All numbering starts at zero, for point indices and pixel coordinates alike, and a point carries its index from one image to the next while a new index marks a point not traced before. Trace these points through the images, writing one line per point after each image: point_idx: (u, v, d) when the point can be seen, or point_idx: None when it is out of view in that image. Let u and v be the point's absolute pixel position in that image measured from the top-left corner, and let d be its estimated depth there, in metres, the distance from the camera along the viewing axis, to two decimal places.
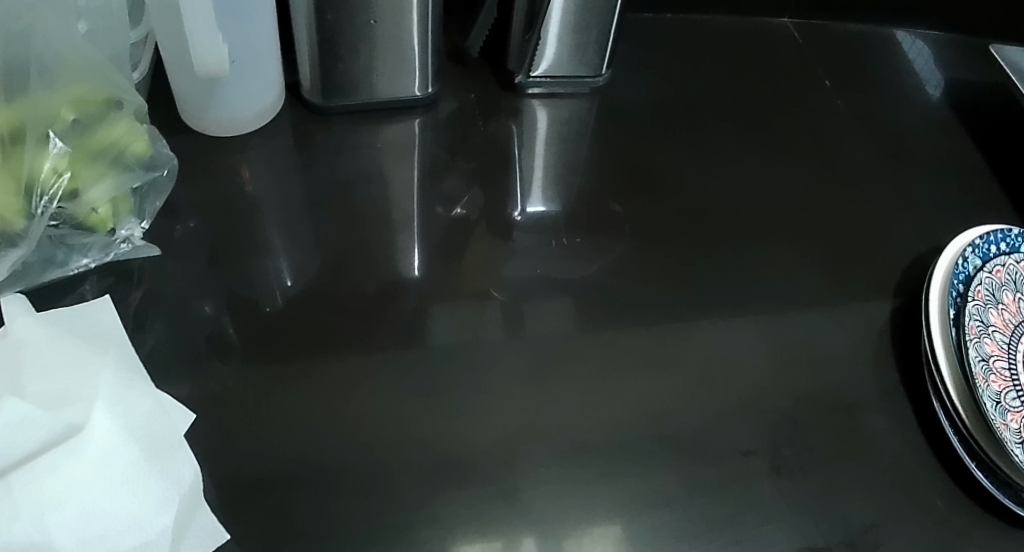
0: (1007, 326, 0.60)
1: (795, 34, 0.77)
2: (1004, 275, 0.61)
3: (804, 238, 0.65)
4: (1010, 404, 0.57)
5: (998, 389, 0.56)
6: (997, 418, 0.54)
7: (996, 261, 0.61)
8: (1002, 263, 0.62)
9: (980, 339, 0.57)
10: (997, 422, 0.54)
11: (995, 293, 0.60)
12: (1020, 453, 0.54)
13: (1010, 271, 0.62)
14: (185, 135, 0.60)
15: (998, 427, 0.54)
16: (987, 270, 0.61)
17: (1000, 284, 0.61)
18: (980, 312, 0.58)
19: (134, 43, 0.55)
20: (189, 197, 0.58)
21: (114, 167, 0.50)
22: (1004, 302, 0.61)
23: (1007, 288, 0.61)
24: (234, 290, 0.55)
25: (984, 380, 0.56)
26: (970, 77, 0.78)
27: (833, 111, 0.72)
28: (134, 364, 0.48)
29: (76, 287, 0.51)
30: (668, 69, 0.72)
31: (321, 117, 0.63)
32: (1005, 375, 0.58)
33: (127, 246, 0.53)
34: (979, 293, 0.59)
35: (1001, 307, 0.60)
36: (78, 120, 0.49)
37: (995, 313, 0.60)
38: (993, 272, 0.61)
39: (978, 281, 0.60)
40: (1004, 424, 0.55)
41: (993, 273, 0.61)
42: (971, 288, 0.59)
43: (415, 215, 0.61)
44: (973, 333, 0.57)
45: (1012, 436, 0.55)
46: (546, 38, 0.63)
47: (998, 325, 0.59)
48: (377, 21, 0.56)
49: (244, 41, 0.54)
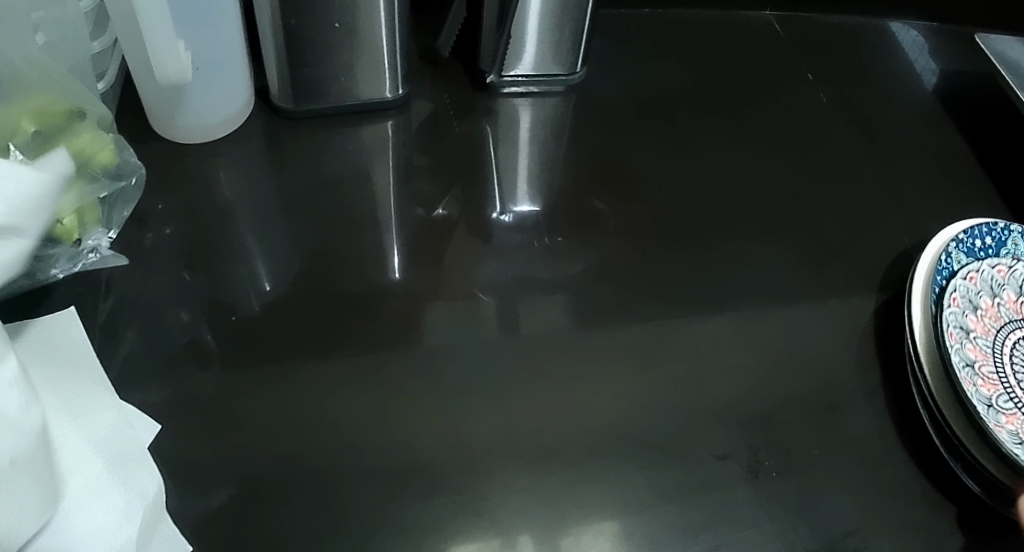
0: (987, 332, 0.58)
1: (776, 27, 0.76)
2: (982, 280, 0.60)
3: (788, 235, 0.63)
4: (1002, 406, 0.55)
5: (988, 395, 0.55)
6: (990, 423, 0.53)
7: (970, 267, 0.59)
8: (976, 268, 0.60)
9: (962, 347, 0.56)
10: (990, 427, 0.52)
11: (975, 298, 0.59)
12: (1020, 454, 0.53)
13: (988, 273, 0.60)
14: (154, 143, 0.59)
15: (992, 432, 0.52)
16: (962, 276, 0.59)
17: (980, 288, 0.60)
18: (959, 319, 0.57)
19: (98, 53, 0.55)
20: (163, 205, 0.58)
21: (79, 178, 0.50)
22: (983, 306, 0.59)
23: (985, 293, 0.60)
24: (204, 298, 0.54)
25: (974, 389, 0.54)
26: (955, 68, 0.76)
27: (815, 104, 0.71)
28: (99, 377, 0.48)
29: (46, 297, 0.52)
30: (646, 65, 0.71)
31: (291, 122, 0.63)
32: (993, 378, 0.56)
33: (95, 255, 0.53)
34: (957, 302, 0.58)
35: (981, 311, 0.59)
36: (39, 132, 0.48)
37: (975, 318, 0.58)
38: (970, 278, 0.59)
39: (956, 288, 0.58)
40: (1000, 431, 0.53)
41: (968, 279, 0.59)
42: (950, 296, 0.57)
43: (392, 216, 0.61)
44: (955, 341, 0.56)
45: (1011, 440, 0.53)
46: (516, 37, 0.62)
47: (979, 329, 0.58)
48: (341, 24, 0.55)
49: (207, 48, 0.54)
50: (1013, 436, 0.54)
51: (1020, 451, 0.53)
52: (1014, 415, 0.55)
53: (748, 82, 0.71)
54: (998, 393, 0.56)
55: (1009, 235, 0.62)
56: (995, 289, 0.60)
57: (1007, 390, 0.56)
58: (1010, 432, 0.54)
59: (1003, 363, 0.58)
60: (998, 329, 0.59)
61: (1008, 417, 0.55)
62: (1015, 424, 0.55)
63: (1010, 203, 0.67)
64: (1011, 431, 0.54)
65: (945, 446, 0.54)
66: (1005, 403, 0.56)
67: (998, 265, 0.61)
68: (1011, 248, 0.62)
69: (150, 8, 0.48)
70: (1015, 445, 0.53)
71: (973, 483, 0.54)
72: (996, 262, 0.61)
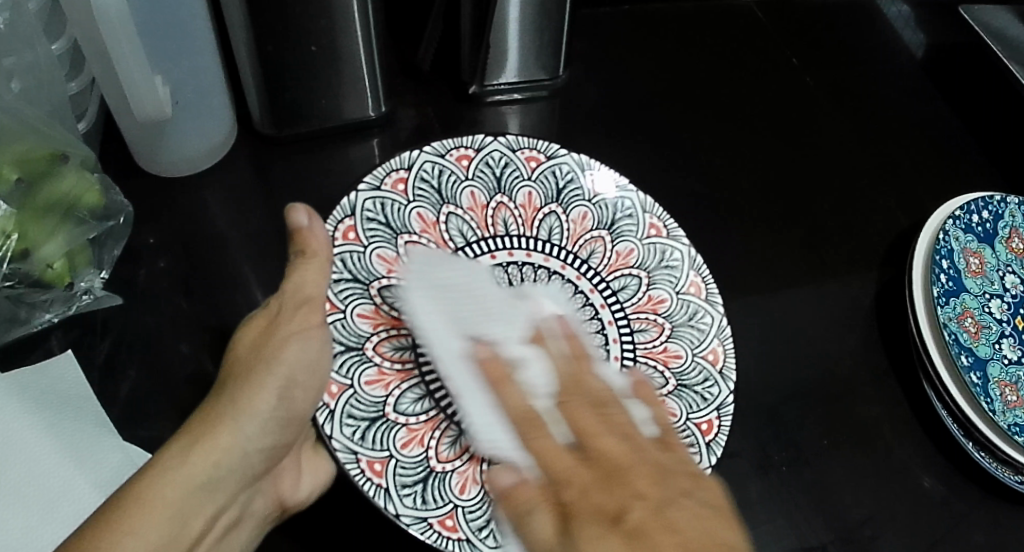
0: (530, 223, 0.57)
1: (759, 14, 0.74)
2: (404, 182, 0.54)
3: (790, 224, 0.62)
4: (613, 333, 0.55)
5: (364, 348, 0.50)
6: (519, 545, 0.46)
7: (454, 144, 0.56)
8: (466, 145, 0.56)
9: (365, 270, 0.52)
10: None
11: (445, 181, 0.56)
12: None
13: (483, 156, 0.56)
14: (138, 178, 0.58)
15: None
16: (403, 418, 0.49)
17: (487, 175, 0.57)
18: (388, 207, 0.53)
19: (76, 93, 0.55)
20: (154, 239, 0.56)
21: (66, 221, 0.51)
22: (512, 198, 0.57)
23: (529, 188, 0.57)
24: (201, 330, 0.53)
25: (396, 494, 0.45)
26: (942, 41, 0.76)
27: (802, 89, 0.70)
28: (101, 419, 0.49)
29: (43, 342, 0.52)
30: (632, 59, 0.69)
31: (275, 144, 0.60)
32: (414, 386, 0.50)
33: (88, 297, 0.52)
34: (337, 236, 0.51)
35: (567, 224, 0.57)
36: (22, 179, 0.49)
37: (564, 225, 0.57)
38: (449, 164, 0.56)
39: (467, 187, 0.56)
40: None
41: (451, 157, 0.56)
42: (387, 172, 0.54)
43: None
44: (334, 312, 0.50)
45: (417, 521, 0.45)
46: (497, 47, 0.59)
47: (477, 212, 0.56)
48: (318, 47, 0.54)
49: (186, 81, 0.54)
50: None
51: None
52: (442, 439, 0.49)
53: (738, 73, 0.70)
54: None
55: (1005, 208, 0.62)
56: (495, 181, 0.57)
57: (420, 396, 0.50)
58: (620, 356, 0.54)
59: (573, 292, 0.56)
60: (540, 234, 0.57)
61: None
62: None
63: (989, 182, 0.68)
64: (644, 363, 0.54)
65: (956, 426, 0.54)
66: (628, 295, 0.56)
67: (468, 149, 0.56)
68: (1008, 221, 0.62)
69: (122, 45, 0.48)
70: None
71: (990, 459, 0.53)
72: (511, 149, 0.57)
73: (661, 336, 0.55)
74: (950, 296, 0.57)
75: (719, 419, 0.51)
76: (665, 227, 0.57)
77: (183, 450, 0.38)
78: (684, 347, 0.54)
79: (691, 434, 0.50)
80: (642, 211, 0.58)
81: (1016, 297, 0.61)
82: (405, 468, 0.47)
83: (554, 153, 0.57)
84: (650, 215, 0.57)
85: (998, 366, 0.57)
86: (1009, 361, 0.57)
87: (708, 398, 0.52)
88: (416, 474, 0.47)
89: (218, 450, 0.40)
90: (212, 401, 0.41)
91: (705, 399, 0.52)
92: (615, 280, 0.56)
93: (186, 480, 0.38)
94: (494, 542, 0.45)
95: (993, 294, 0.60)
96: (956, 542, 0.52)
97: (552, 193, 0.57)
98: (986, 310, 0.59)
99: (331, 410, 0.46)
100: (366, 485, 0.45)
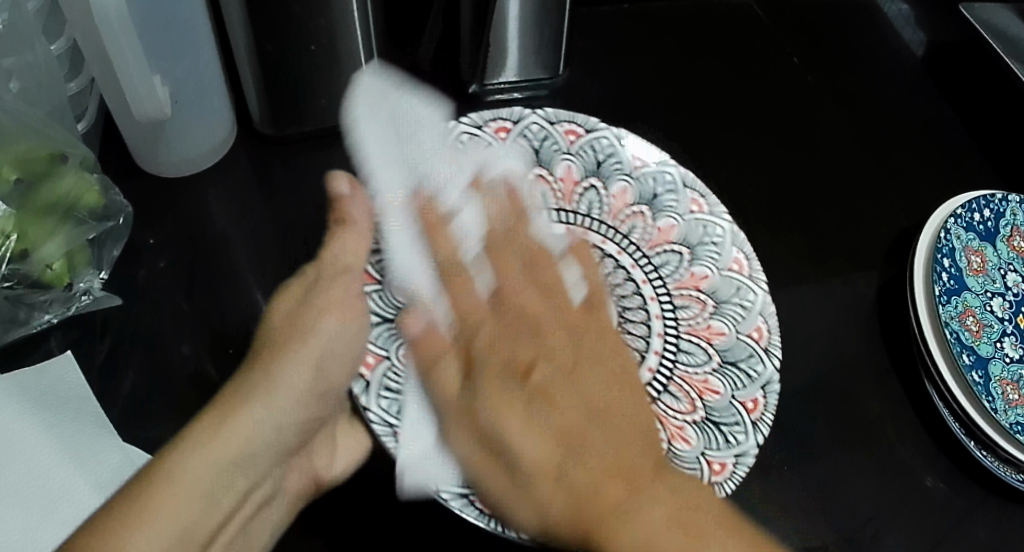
0: (570, 199, 0.56)
1: (759, 13, 0.73)
2: None
3: (791, 223, 0.62)
4: (655, 308, 0.54)
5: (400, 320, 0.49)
6: None
7: (492, 118, 0.56)
8: (503, 121, 0.57)
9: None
10: None
11: None
12: None
13: (520, 129, 0.57)
14: (138, 179, 0.58)
15: None
16: None
17: (525, 148, 0.56)
18: None
19: (75, 94, 0.55)
20: (155, 239, 0.56)
21: (65, 221, 0.50)
22: (552, 173, 0.57)
23: (570, 161, 0.57)
24: (202, 331, 0.53)
25: None
26: (942, 39, 0.76)
27: (803, 88, 0.70)
28: (101, 419, 0.48)
29: (42, 343, 0.51)
30: (633, 58, 0.69)
31: (275, 145, 0.60)
32: None
33: (88, 297, 0.52)
34: None
35: (607, 199, 0.57)
36: (21, 179, 0.49)
37: (605, 199, 0.57)
38: (486, 136, 0.56)
39: None
40: None
41: (489, 129, 0.56)
42: None
43: None
44: (372, 283, 0.50)
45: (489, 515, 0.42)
46: (497, 45, 0.59)
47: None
48: (318, 46, 0.53)
49: (186, 81, 0.54)
50: (664, 386, 0.51)
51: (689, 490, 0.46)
52: None
53: (737, 71, 0.70)
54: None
55: (1007, 206, 0.62)
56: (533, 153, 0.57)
57: None
58: (664, 331, 0.53)
59: (612, 266, 0.55)
60: (580, 210, 0.56)
61: (649, 356, 0.52)
62: (688, 436, 0.48)
63: (990, 180, 0.68)
64: (688, 340, 0.52)
65: (958, 425, 0.54)
66: (670, 271, 0.55)
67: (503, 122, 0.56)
68: (1009, 219, 0.62)
69: (120, 45, 0.48)
70: None
71: (992, 458, 0.53)
72: (550, 123, 0.57)
73: (704, 312, 0.53)
74: (952, 295, 0.57)
75: (765, 398, 0.49)
76: (707, 203, 0.56)
77: (212, 428, 0.42)
78: (728, 325, 0.52)
79: (738, 413, 0.48)
80: (683, 185, 0.57)
81: (1018, 295, 0.60)
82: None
83: (592, 127, 0.58)
84: (690, 191, 0.57)
85: (1000, 364, 0.56)
86: (1011, 360, 0.57)
87: (752, 375, 0.50)
88: None
89: (249, 424, 0.43)
90: (236, 385, 0.44)
91: (750, 376, 0.50)
92: (658, 255, 0.55)
93: (215, 456, 0.41)
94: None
95: (995, 293, 0.59)
96: (960, 540, 0.52)
97: (592, 167, 0.57)
98: (988, 309, 0.58)
99: (366, 384, 0.47)
100: (397, 464, 0.44)
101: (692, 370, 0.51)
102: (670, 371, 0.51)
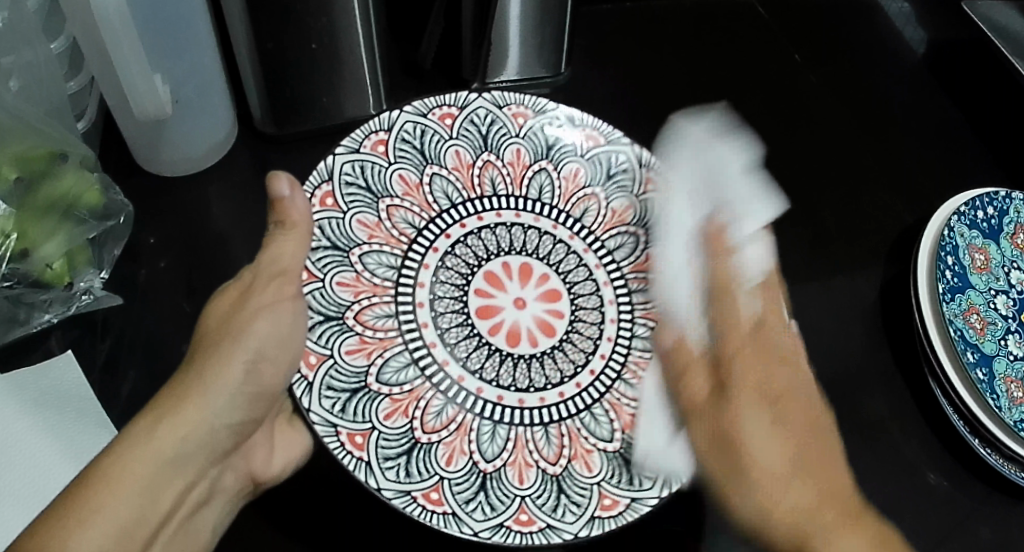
0: (520, 182, 0.56)
1: (761, 11, 0.73)
2: (386, 144, 0.53)
3: (794, 221, 0.62)
4: (609, 294, 0.55)
5: (344, 318, 0.49)
6: (511, 515, 0.44)
7: (437, 102, 0.55)
8: (449, 105, 0.55)
9: (345, 237, 0.51)
10: (513, 519, 0.44)
11: (428, 142, 0.55)
12: (554, 511, 0.45)
13: (468, 114, 0.56)
14: (138, 178, 0.57)
15: (515, 522, 0.44)
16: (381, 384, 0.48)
17: (474, 136, 0.56)
18: (368, 170, 0.53)
19: (74, 93, 0.55)
20: (155, 238, 0.56)
21: (65, 221, 0.50)
22: (501, 156, 0.56)
23: (519, 144, 0.56)
24: None
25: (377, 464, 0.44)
26: (943, 36, 0.76)
27: (806, 85, 0.70)
28: (102, 419, 0.48)
29: (43, 343, 0.51)
30: (634, 56, 0.68)
31: (276, 145, 0.60)
32: (399, 353, 0.50)
33: (88, 297, 0.52)
34: (314, 202, 0.50)
35: (559, 182, 0.57)
36: (21, 178, 0.49)
37: (557, 183, 0.57)
38: (432, 124, 0.55)
39: (453, 146, 0.55)
40: (530, 511, 0.45)
41: (436, 116, 0.55)
42: (367, 133, 0.53)
43: None
44: (312, 281, 0.49)
45: (492, 529, 0.44)
46: (498, 43, 0.59)
47: (462, 172, 0.56)
48: (319, 45, 0.53)
49: (185, 80, 0.53)
50: (619, 372, 0.52)
51: (651, 488, 0.46)
52: (427, 408, 0.49)
53: (739, 69, 0.69)
54: (524, 367, 0.52)
55: (1010, 203, 0.62)
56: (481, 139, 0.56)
57: (406, 364, 0.50)
58: (618, 318, 0.54)
59: (567, 253, 0.56)
60: (532, 195, 0.56)
61: (596, 358, 0.53)
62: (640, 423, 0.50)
63: (992, 178, 0.68)
64: (642, 324, 0.54)
65: (962, 423, 0.53)
66: (624, 254, 0.56)
67: (449, 107, 0.55)
68: (1012, 216, 0.62)
69: (120, 43, 0.48)
70: (546, 520, 0.45)
71: (996, 455, 0.53)
72: (496, 107, 0.56)
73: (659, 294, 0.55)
74: (956, 292, 0.56)
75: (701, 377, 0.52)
76: (663, 180, 0.56)
77: (146, 428, 0.39)
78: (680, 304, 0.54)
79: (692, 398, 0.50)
80: (638, 164, 0.57)
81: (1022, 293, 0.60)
82: (388, 440, 0.46)
83: (542, 108, 0.56)
84: (645, 169, 0.57)
85: (1004, 362, 0.56)
86: (1015, 357, 0.57)
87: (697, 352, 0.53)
88: (399, 446, 0.46)
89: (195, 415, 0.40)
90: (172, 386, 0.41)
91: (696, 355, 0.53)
92: (613, 239, 0.56)
93: (162, 451, 0.38)
94: (572, 518, 0.45)
95: (999, 290, 0.59)
96: (964, 539, 0.52)
97: (544, 149, 0.57)
98: (992, 306, 0.58)
99: (309, 383, 0.46)
100: (346, 460, 0.44)
101: (646, 354, 0.53)
102: (624, 358, 0.53)
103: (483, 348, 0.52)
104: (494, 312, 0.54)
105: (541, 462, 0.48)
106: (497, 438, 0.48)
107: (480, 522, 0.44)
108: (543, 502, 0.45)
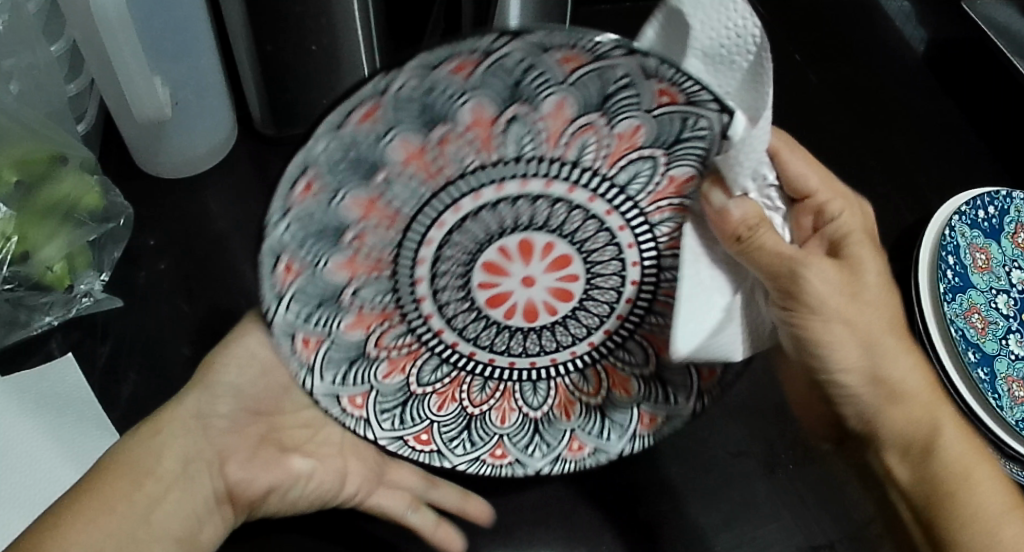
0: (558, 141, 0.38)
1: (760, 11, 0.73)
2: (379, 113, 0.34)
3: None
4: (634, 255, 0.43)
5: (364, 353, 0.43)
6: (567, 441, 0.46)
7: (452, 59, 0.33)
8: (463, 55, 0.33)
9: (326, 288, 0.40)
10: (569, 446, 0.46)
11: (435, 96, 0.34)
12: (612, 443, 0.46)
13: (493, 63, 0.34)
14: (139, 180, 0.57)
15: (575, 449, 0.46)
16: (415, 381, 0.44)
17: (500, 83, 0.35)
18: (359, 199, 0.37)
19: (75, 95, 0.55)
20: (155, 241, 0.56)
21: (66, 223, 0.50)
22: (536, 110, 0.36)
23: (562, 92, 0.36)
24: (204, 333, 0.52)
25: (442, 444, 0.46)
26: (945, 35, 0.75)
27: (807, 85, 0.70)
28: (103, 422, 0.48)
29: (43, 346, 0.51)
30: None
31: (276, 147, 0.60)
32: (428, 358, 0.44)
33: (88, 299, 0.52)
34: (276, 282, 0.38)
35: (608, 140, 0.39)
36: (21, 181, 0.48)
37: (604, 141, 0.39)
38: (444, 80, 0.33)
39: (470, 102, 0.35)
40: (580, 438, 0.46)
41: (453, 71, 0.33)
42: (356, 103, 0.33)
43: None
44: (316, 345, 0.41)
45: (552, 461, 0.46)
46: None
47: (482, 128, 0.36)
48: (319, 47, 0.53)
49: (185, 82, 0.53)
50: (650, 304, 0.44)
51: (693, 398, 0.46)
52: (472, 386, 0.45)
53: None
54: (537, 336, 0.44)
55: (1011, 202, 0.62)
56: (508, 83, 0.35)
57: (438, 362, 0.45)
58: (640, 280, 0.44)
59: (583, 219, 0.41)
60: (570, 159, 0.39)
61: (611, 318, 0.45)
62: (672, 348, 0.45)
63: (994, 178, 0.68)
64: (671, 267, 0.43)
65: None
66: (639, 186, 0.41)
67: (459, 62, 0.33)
68: (1013, 215, 0.62)
69: (118, 45, 0.48)
70: (594, 443, 0.46)
71: None
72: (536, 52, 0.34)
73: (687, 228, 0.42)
74: (957, 292, 0.56)
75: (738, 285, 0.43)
76: (681, 91, 0.36)
77: (148, 435, 0.43)
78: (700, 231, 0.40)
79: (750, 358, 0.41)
80: (643, 78, 0.36)
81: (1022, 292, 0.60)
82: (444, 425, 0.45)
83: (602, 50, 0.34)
84: (656, 79, 0.36)
85: (1005, 361, 0.56)
86: (1016, 357, 0.57)
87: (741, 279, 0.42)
88: (454, 425, 0.46)
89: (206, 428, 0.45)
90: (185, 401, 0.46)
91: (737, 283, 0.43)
92: (624, 169, 0.40)
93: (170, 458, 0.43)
94: (617, 436, 0.46)
95: (1000, 290, 0.59)
96: None
97: (596, 101, 0.37)
98: (993, 306, 0.58)
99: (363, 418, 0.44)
100: (405, 450, 0.46)
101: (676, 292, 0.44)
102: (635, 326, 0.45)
103: (501, 331, 0.44)
104: (502, 297, 0.43)
105: (583, 397, 0.46)
106: (541, 385, 0.46)
107: (541, 460, 0.46)
108: (590, 429, 0.46)
